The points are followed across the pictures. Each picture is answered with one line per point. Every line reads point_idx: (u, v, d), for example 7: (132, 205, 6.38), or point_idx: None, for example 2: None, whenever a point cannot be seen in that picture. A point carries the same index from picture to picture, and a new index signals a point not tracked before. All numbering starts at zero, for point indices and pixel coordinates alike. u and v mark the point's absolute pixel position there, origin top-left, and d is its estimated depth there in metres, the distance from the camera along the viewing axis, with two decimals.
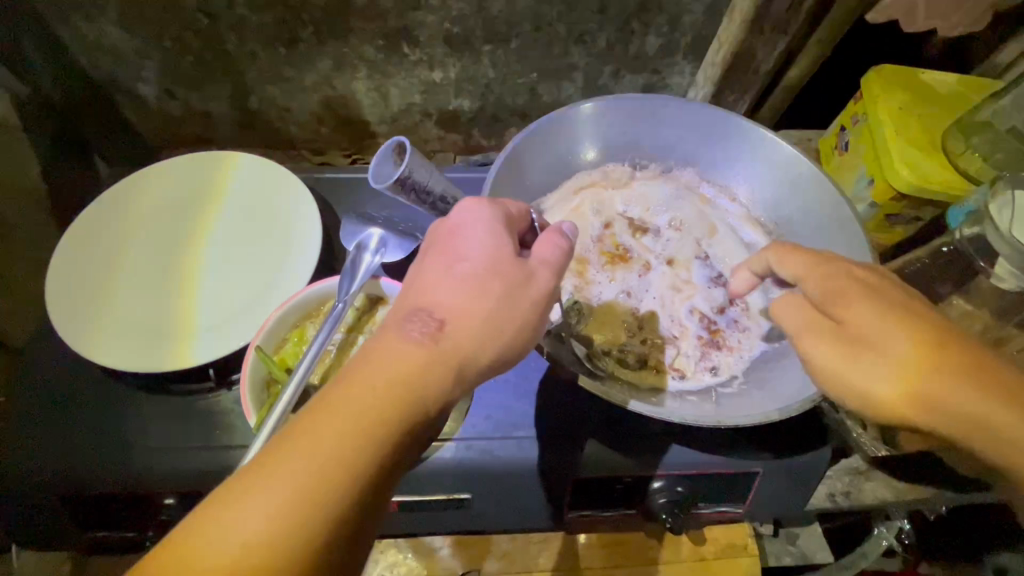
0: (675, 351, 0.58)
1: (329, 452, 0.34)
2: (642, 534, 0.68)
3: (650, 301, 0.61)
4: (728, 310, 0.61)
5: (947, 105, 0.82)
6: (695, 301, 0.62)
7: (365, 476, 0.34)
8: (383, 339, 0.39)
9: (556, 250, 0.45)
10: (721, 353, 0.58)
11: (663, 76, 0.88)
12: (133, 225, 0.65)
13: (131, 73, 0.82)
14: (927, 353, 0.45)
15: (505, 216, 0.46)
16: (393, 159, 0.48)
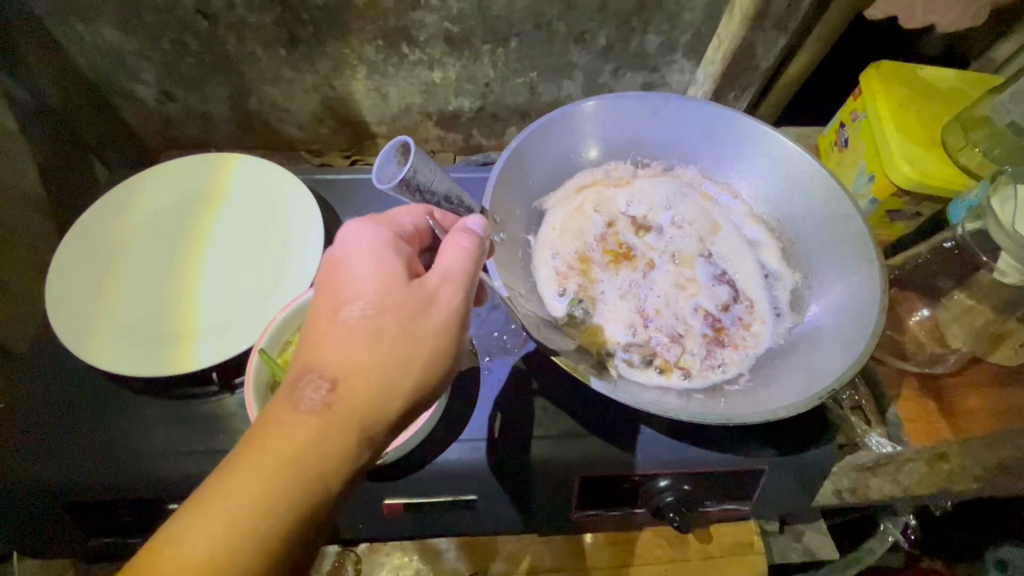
0: (681, 349, 0.57)
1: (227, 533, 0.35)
2: (649, 532, 0.68)
3: (654, 299, 0.61)
4: (733, 307, 0.61)
5: (948, 100, 0.82)
6: (699, 299, 0.61)
7: (261, 556, 0.35)
8: (277, 407, 0.39)
9: (457, 258, 0.45)
10: (727, 351, 0.58)
11: (662, 74, 0.88)
12: (132, 229, 0.64)
13: (129, 75, 0.81)
14: None
15: (398, 241, 0.46)
16: (397, 159, 0.48)
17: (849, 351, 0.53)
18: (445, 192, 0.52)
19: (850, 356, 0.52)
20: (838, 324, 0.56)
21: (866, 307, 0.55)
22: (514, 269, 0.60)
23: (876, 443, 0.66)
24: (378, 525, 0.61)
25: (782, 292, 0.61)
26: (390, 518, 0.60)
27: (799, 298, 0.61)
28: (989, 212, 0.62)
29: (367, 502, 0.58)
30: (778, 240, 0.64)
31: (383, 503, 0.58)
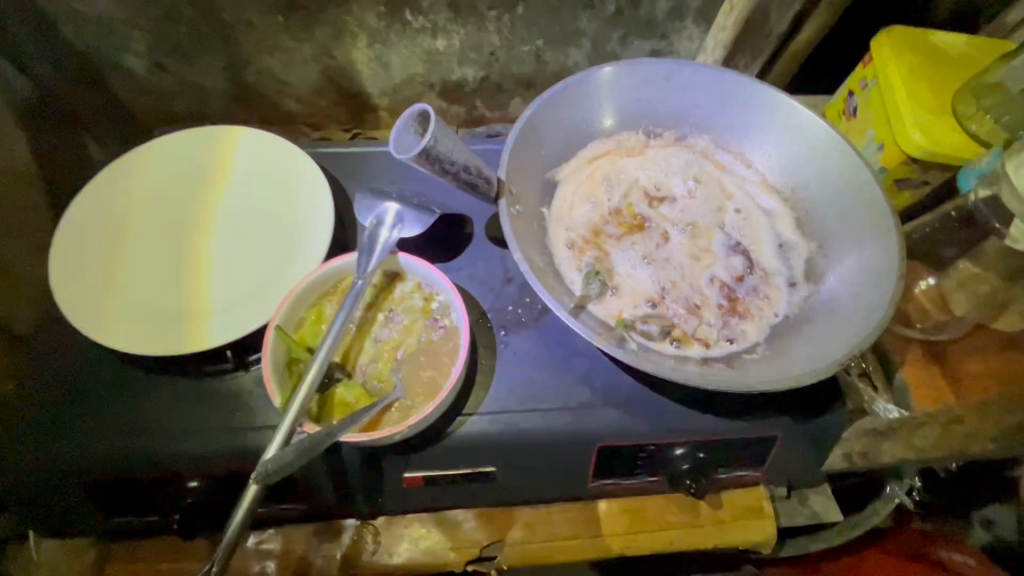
0: (698, 320, 0.57)
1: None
2: (663, 498, 0.69)
3: (670, 270, 0.61)
4: (747, 278, 0.61)
5: (959, 67, 0.81)
6: (715, 270, 0.61)
7: None
8: None
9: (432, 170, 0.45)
10: (743, 321, 0.58)
11: (671, 41, 0.86)
12: (138, 203, 0.62)
13: (119, 45, 0.78)
14: None
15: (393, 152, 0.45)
16: (419, 128, 0.46)
17: (867, 318, 0.53)
18: (466, 163, 0.48)
19: (868, 323, 0.53)
20: (854, 292, 0.56)
21: (884, 276, 0.55)
22: (531, 241, 0.59)
23: (884, 409, 0.66)
24: (397, 498, 0.61)
25: (797, 261, 0.61)
26: (409, 491, 0.61)
27: (814, 266, 0.61)
28: (1004, 177, 0.62)
29: (385, 475, 0.59)
30: (793, 211, 0.64)
31: (402, 477, 0.59)
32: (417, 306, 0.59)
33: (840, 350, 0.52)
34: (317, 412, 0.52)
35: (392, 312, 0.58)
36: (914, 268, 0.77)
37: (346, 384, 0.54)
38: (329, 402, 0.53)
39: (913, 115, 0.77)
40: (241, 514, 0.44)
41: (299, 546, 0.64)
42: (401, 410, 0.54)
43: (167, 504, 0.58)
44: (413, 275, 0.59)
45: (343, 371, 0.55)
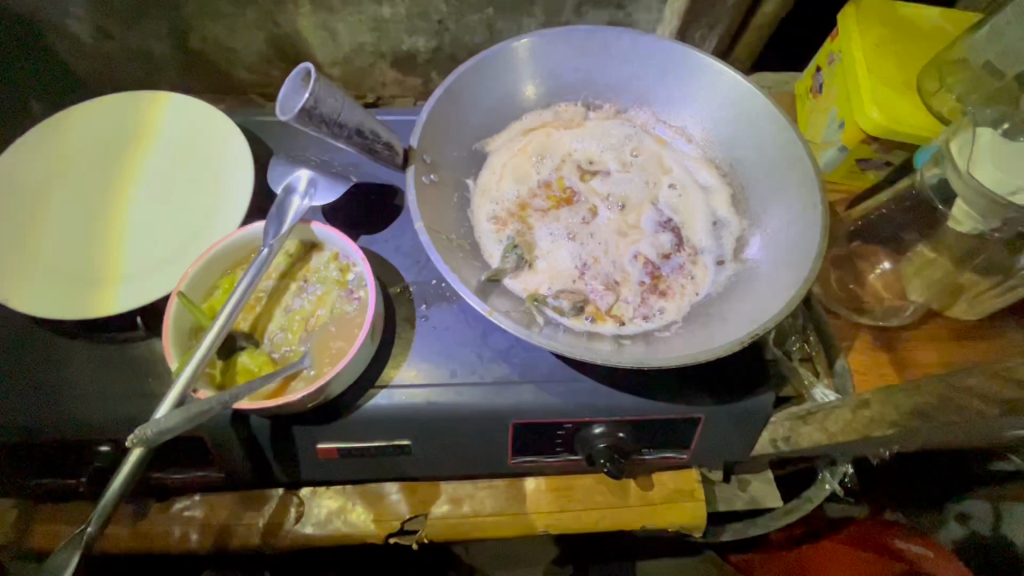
0: (615, 297, 0.56)
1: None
2: (592, 478, 0.69)
3: (595, 246, 0.59)
4: (674, 256, 0.59)
5: (928, 41, 0.77)
6: (641, 246, 0.60)
7: None
8: None
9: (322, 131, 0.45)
10: (662, 299, 0.56)
11: (628, 12, 0.83)
12: (58, 168, 0.62)
13: (60, 8, 0.77)
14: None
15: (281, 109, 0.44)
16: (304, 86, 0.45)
17: (782, 296, 0.51)
18: (358, 125, 0.47)
19: (782, 301, 0.50)
20: (776, 270, 0.54)
21: (806, 253, 0.52)
22: (447, 214, 0.57)
23: (822, 395, 0.64)
24: (315, 469, 0.61)
25: (728, 240, 0.59)
26: (326, 463, 0.61)
27: (743, 244, 0.58)
28: (948, 157, 0.59)
29: (300, 446, 0.58)
30: (729, 187, 0.62)
31: (316, 447, 0.58)
32: (332, 277, 0.58)
33: (750, 327, 0.50)
34: (219, 379, 0.52)
35: (306, 283, 0.58)
36: (869, 251, 0.76)
37: (250, 352, 0.54)
38: (233, 370, 0.53)
39: (872, 91, 0.73)
40: (125, 475, 0.44)
41: (222, 512, 0.64)
42: (305, 379, 0.53)
43: (77, 468, 0.57)
44: (330, 246, 0.58)
45: (248, 341, 0.55)
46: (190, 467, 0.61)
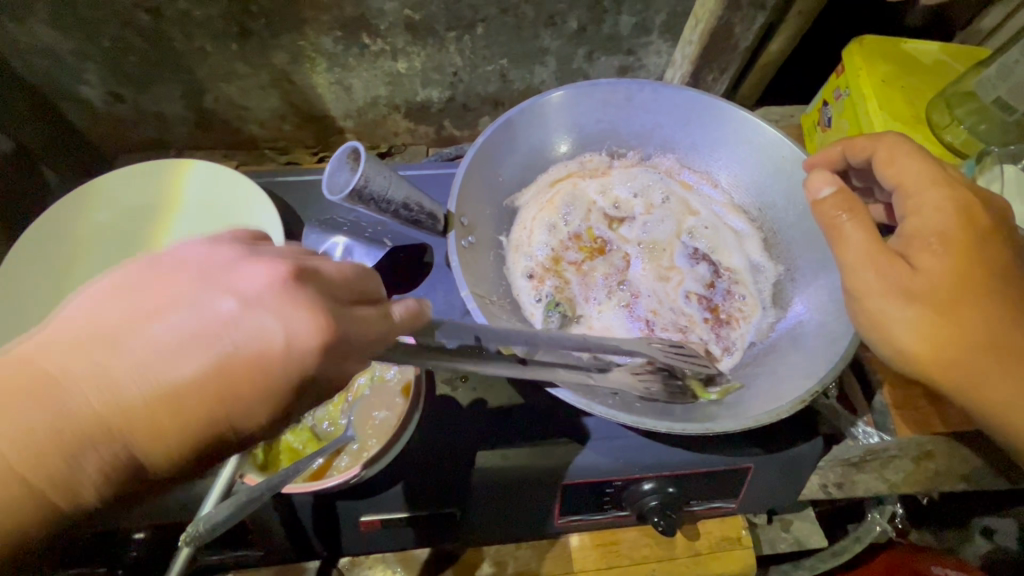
0: (691, 341, 0.57)
1: (141, 441, 0.27)
2: (637, 532, 0.67)
3: (648, 298, 0.60)
4: (716, 283, 0.61)
5: (932, 75, 0.79)
6: (687, 285, 0.61)
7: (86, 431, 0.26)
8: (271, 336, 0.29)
9: (374, 209, 0.50)
10: (730, 329, 0.58)
11: (638, 56, 0.85)
12: (81, 246, 0.63)
13: (72, 76, 0.76)
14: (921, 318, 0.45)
15: (335, 183, 0.50)
16: (350, 166, 0.51)
17: (832, 350, 0.50)
18: (404, 200, 0.52)
19: (832, 355, 0.50)
20: (821, 320, 0.54)
21: None
22: (484, 273, 0.57)
23: (862, 432, 0.60)
24: (355, 542, 0.59)
25: (766, 285, 0.60)
26: (368, 535, 0.59)
27: (782, 290, 0.59)
28: None
29: (342, 520, 0.56)
30: (760, 231, 0.62)
31: (359, 521, 0.56)
32: None
33: (808, 382, 0.49)
34: (263, 460, 0.52)
35: None
36: None
37: (293, 431, 0.54)
38: (276, 450, 0.53)
39: (886, 127, 0.74)
40: (179, 565, 0.43)
41: None
42: (350, 455, 0.52)
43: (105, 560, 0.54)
44: None
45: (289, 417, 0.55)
46: (226, 548, 0.58)
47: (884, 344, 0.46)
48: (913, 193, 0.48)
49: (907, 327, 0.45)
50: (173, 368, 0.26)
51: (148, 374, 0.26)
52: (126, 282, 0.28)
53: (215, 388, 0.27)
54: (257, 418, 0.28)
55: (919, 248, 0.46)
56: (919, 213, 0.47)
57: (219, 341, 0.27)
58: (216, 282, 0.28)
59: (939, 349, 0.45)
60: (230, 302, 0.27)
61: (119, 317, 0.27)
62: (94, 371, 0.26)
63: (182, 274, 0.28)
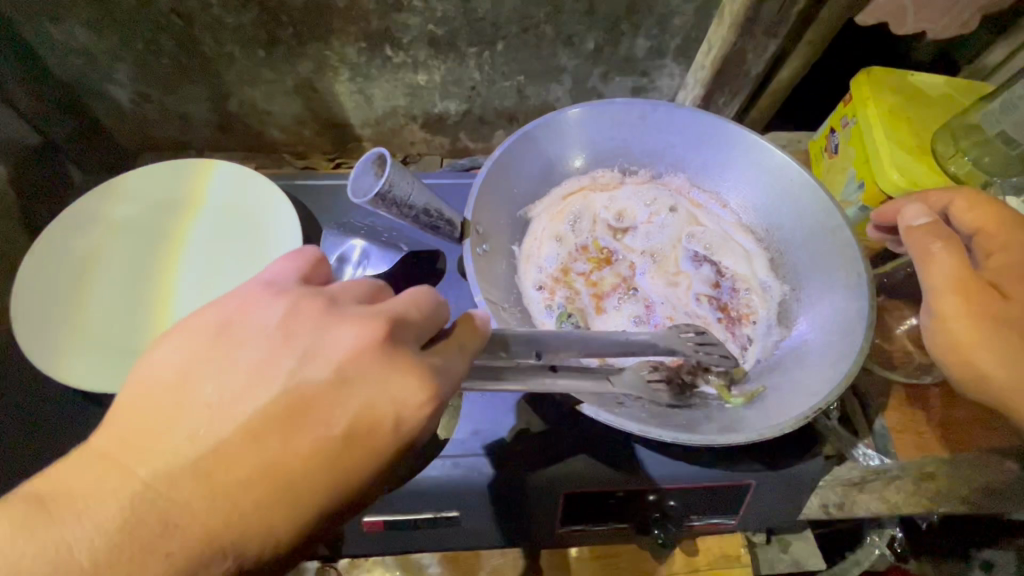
0: None
1: (248, 524, 0.30)
2: (635, 546, 0.66)
3: (660, 306, 0.61)
4: (723, 282, 0.63)
5: (938, 107, 0.81)
6: (696, 287, 0.63)
7: (176, 478, 0.30)
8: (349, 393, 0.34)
9: (394, 213, 0.52)
10: (742, 327, 0.60)
11: (651, 78, 0.87)
12: (105, 239, 0.65)
13: (104, 75, 0.79)
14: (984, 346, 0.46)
15: (357, 184, 0.51)
16: (375, 171, 0.53)
17: (835, 367, 0.52)
18: (425, 206, 0.53)
19: (835, 373, 0.51)
20: (825, 339, 0.55)
21: (855, 323, 0.53)
22: (498, 280, 0.59)
23: (862, 455, 0.62)
24: (357, 542, 0.60)
25: (771, 304, 0.61)
26: (371, 535, 0.59)
27: (787, 310, 0.60)
28: None
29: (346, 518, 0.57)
30: (767, 251, 0.63)
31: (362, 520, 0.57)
32: None
33: (809, 399, 0.51)
34: None
35: None
36: (898, 307, 0.69)
37: None
38: None
39: (893, 156, 0.76)
40: None
41: None
42: None
43: None
44: None
45: None
46: None
47: (965, 369, 0.47)
48: (996, 232, 0.51)
49: (987, 349, 0.46)
50: (269, 441, 0.32)
51: (253, 451, 0.31)
52: (217, 355, 0.34)
53: (293, 440, 0.32)
54: (330, 490, 0.32)
55: (1010, 278, 0.48)
56: (1004, 249, 0.49)
57: (311, 411, 0.33)
58: (302, 352, 0.34)
59: (1021, 376, 0.45)
60: (320, 373, 0.34)
61: (215, 397, 0.32)
62: (205, 416, 0.32)
63: (269, 344, 0.34)
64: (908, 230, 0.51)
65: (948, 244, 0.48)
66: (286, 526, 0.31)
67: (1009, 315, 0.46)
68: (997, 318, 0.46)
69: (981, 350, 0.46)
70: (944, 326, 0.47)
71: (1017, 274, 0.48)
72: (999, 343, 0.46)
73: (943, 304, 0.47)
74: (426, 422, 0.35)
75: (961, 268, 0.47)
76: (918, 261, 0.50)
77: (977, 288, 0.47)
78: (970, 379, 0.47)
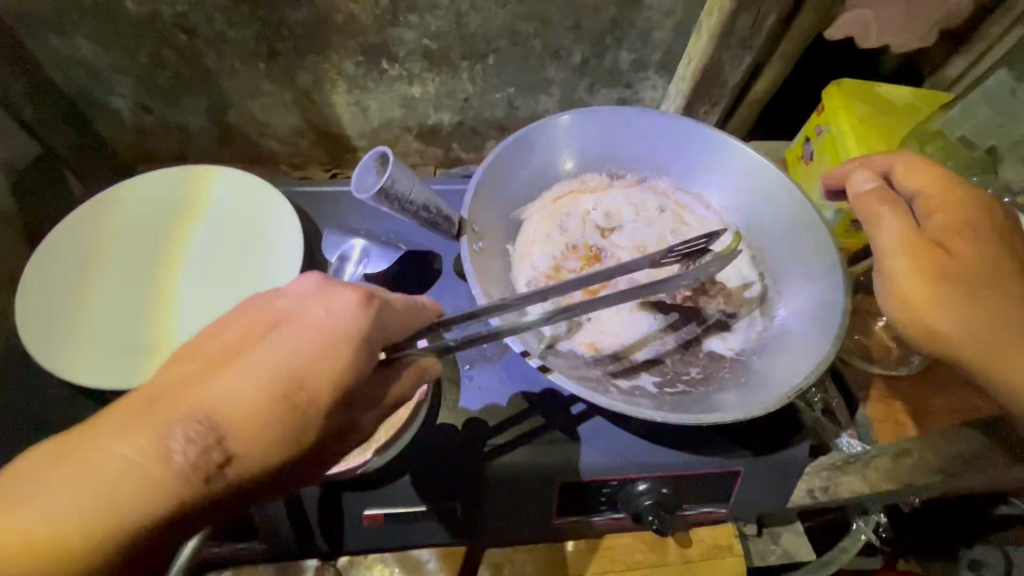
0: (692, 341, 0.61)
1: (248, 420, 0.35)
2: (632, 537, 0.68)
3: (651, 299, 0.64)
4: None
5: (905, 116, 0.85)
6: None
7: (152, 404, 0.35)
8: (306, 307, 0.39)
9: (394, 209, 0.55)
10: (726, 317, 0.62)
11: (636, 90, 0.91)
12: (107, 243, 0.66)
13: (105, 88, 0.81)
14: (936, 299, 0.49)
15: (359, 181, 0.55)
16: (377, 169, 0.56)
17: (814, 353, 0.55)
18: (425, 202, 0.56)
19: (814, 358, 0.55)
20: (804, 328, 0.58)
21: (831, 311, 0.57)
22: (494, 277, 0.62)
23: (845, 443, 0.64)
24: (357, 537, 0.60)
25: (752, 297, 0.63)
26: (370, 529, 0.60)
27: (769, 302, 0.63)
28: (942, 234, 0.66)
29: (346, 512, 0.58)
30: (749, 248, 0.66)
31: (362, 514, 0.58)
32: None
33: (790, 382, 0.54)
34: None
35: None
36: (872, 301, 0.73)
37: None
38: None
39: None
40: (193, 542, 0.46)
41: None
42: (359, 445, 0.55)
43: None
44: None
45: None
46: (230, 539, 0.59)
47: (926, 335, 0.50)
48: (933, 194, 0.54)
49: (936, 311, 0.49)
50: (244, 359, 0.37)
51: (240, 381, 0.36)
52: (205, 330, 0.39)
53: (269, 352, 0.37)
54: (315, 380, 0.37)
55: (951, 236, 0.51)
56: (941, 210, 0.53)
57: (275, 330, 0.38)
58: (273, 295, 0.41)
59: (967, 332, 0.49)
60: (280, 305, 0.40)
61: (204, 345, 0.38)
62: (187, 363, 0.37)
63: (246, 307, 0.40)
64: (855, 198, 0.56)
65: (891, 208, 0.53)
66: (273, 430, 0.36)
67: (951, 267, 0.50)
68: (941, 271, 0.50)
69: (934, 304, 0.49)
70: (898, 285, 0.51)
71: (960, 232, 0.51)
72: (956, 306, 0.49)
73: (890, 262, 0.51)
74: (367, 317, 0.40)
75: (899, 229, 0.52)
76: (868, 225, 0.54)
77: (918, 245, 0.51)
78: (924, 337, 0.50)
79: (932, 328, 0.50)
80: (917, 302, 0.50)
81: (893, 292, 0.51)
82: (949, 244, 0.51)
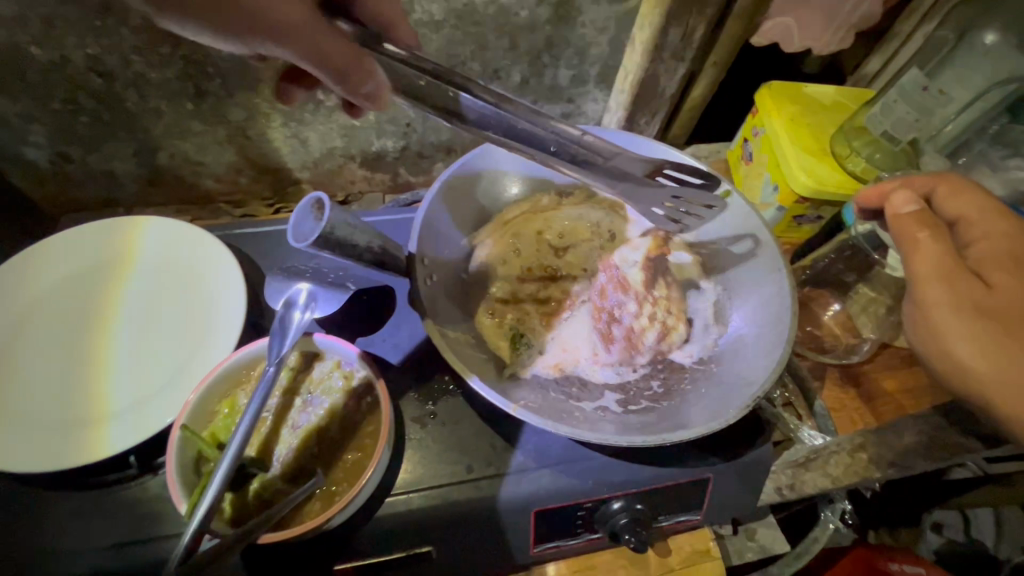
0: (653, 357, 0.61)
1: None
2: (611, 554, 0.68)
3: None
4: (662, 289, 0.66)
5: (834, 113, 0.89)
6: None
7: None
8: None
9: (339, 257, 0.53)
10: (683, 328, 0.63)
11: (578, 104, 0.92)
12: (30, 312, 0.62)
13: (18, 138, 0.76)
14: (967, 333, 0.47)
15: (296, 231, 0.52)
16: (314, 215, 0.53)
17: (770, 357, 0.56)
18: (368, 244, 0.56)
19: (771, 362, 0.56)
20: (758, 332, 0.59)
21: (780, 314, 0.58)
22: (450, 310, 0.61)
23: (808, 435, 0.66)
24: None
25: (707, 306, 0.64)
26: None
27: (723, 310, 0.64)
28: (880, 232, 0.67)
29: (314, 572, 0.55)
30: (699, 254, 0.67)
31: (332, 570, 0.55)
32: (337, 385, 0.58)
33: (750, 389, 0.54)
34: (230, 513, 0.51)
35: (311, 396, 0.58)
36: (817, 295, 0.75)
37: (262, 479, 0.53)
38: (244, 502, 0.52)
39: (798, 160, 0.83)
40: None
41: None
42: (322, 499, 0.53)
43: None
44: (332, 354, 0.59)
45: (259, 466, 0.54)
46: None
47: (953, 369, 0.48)
48: (974, 218, 0.53)
49: (958, 330, 0.47)
50: None
51: None
52: None
53: None
54: None
55: (994, 268, 0.49)
56: (985, 237, 0.51)
57: None
58: None
59: (992, 362, 0.46)
60: None
61: None
62: None
63: None
64: (893, 215, 0.54)
65: (932, 234, 0.51)
66: None
67: (989, 300, 0.47)
68: (977, 304, 0.48)
69: (967, 337, 0.47)
70: (930, 315, 0.49)
71: (1004, 264, 0.49)
72: (989, 345, 0.47)
73: (926, 290, 0.49)
74: None
75: (939, 255, 0.50)
76: (905, 250, 0.52)
77: (961, 276, 0.49)
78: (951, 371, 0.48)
79: (959, 363, 0.48)
80: (946, 333, 0.48)
81: (926, 322, 0.49)
82: (994, 276, 0.49)
